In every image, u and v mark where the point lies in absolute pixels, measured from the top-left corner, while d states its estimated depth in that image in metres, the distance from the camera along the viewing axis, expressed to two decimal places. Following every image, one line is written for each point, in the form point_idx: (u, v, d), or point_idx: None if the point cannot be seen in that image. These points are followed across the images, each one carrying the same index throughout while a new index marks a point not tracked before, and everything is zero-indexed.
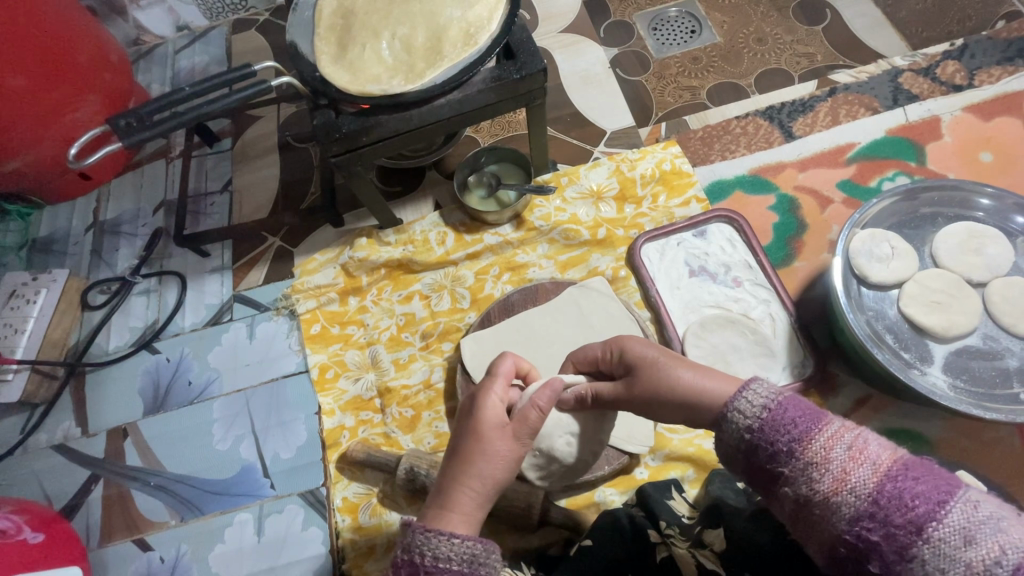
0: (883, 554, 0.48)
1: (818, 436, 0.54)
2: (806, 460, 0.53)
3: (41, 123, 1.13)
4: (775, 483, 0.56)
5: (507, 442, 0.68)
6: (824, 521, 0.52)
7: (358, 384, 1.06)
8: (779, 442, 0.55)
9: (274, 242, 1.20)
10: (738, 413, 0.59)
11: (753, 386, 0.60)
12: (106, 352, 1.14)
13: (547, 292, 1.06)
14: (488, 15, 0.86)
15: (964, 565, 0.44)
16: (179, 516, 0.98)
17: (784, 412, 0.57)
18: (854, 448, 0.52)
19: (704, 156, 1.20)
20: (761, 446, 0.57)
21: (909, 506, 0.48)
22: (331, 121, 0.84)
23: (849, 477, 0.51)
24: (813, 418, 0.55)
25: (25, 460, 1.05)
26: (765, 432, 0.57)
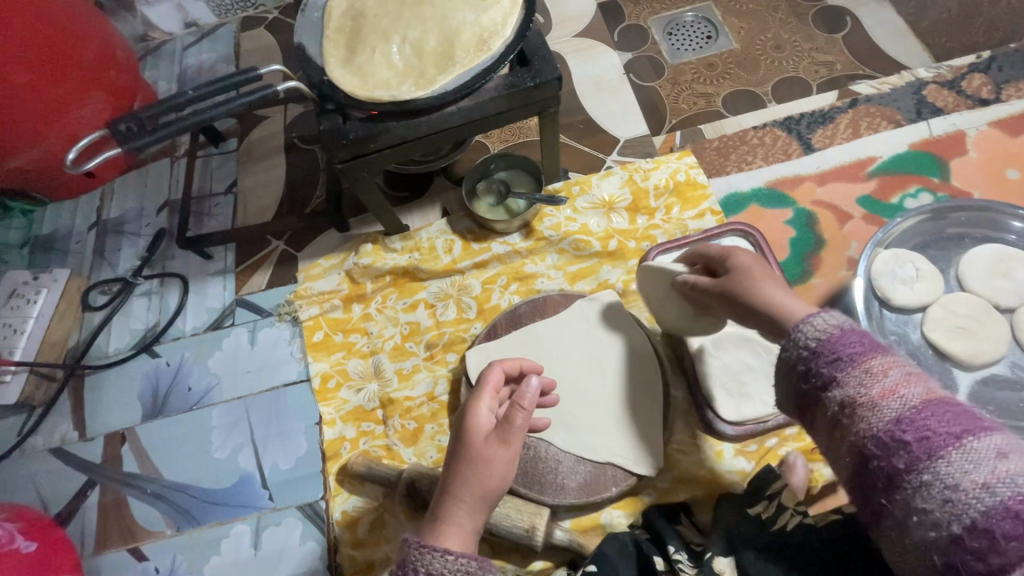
0: (913, 454, 0.50)
1: (880, 356, 0.55)
2: (865, 370, 0.55)
3: (44, 120, 1.11)
4: (823, 390, 0.57)
5: (498, 446, 0.68)
6: (862, 423, 0.53)
7: (359, 394, 1.03)
8: (841, 353, 0.57)
9: (277, 246, 1.18)
10: (804, 328, 0.60)
11: (826, 311, 0.61)
12: (105, 354, 1.12)
13: (555, 304, 1.03)
14: (501, 21, 0.83)
15: (987, 475, 0.46)
16: (175, 525, 0.96)
17: (855, 332, 0.58)
18: (911, 374, 0.54)
19: (719, 167, 1.17)
20: (821, 355, 0.58)
21: (951, 422, 0.49)
22: (338, 127, 0.81)
23: (901, 391, 0.53)
24: (878, 343, 0.57)
25: (22, 462, 1.04)
26: (827, 344, 0.58)
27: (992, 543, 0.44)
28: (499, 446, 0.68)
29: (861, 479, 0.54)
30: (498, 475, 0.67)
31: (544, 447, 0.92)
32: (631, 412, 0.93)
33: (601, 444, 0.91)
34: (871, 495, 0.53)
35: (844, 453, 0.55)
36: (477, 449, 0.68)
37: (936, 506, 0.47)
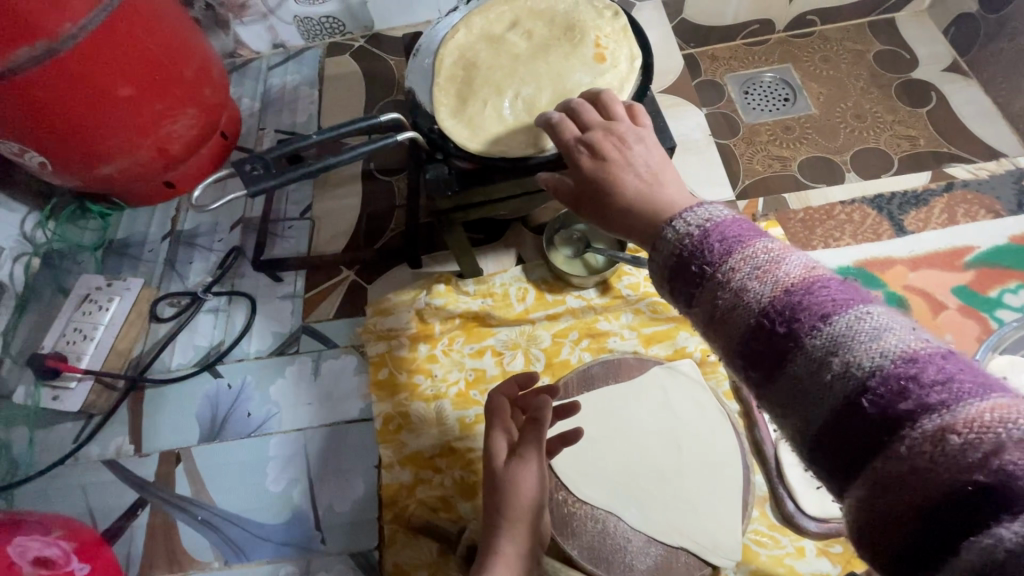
0: (766, 359, 0.44)
1: (733, 255, 0.46)
2: (717, 275, 0.46)
3: (139, 133, 1.13)
4: (683, 300, 0.50)
5: (518, 462, 0.74)
6: (721, 336, 0.47)
7: (420, 439, 1.00)
8: (696, 263, 0.48)
9: (348, 276, 1.17)
10: (667, 239, 0.51)
11: (692, 212, 0.51)
12: (168, 369, 1.11)
13: (630, 368, 1.00)
14: (618, 86, 0.82)
15: (830, 375, 0.41)
16: (223, 558, 0.94)
17: (712, 234, 0.48)
18: (766, 265, 0.45)
19: (805, 241, 1.14)
20: (679, 267, 0.49)
21: (799, 315, 0.42)
22: (443, 176, 0.79)
23: (748, 290, 0.45)
24: (733, 235, 0.47)
25: (76, 471, 1.03)
26: (684, 254, 0.49)
27: (845, 442, 0.41)
28: (519, 463, 0.73)
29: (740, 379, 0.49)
30: (528, 491, 0.73)
31: (613, 522, 0.88)
32: (706, 493, 0.89)
33: (674, 526, 0.87)
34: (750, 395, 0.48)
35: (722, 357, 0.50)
36: (501, 471, 0.74)
37: (797, 413, 0.43)
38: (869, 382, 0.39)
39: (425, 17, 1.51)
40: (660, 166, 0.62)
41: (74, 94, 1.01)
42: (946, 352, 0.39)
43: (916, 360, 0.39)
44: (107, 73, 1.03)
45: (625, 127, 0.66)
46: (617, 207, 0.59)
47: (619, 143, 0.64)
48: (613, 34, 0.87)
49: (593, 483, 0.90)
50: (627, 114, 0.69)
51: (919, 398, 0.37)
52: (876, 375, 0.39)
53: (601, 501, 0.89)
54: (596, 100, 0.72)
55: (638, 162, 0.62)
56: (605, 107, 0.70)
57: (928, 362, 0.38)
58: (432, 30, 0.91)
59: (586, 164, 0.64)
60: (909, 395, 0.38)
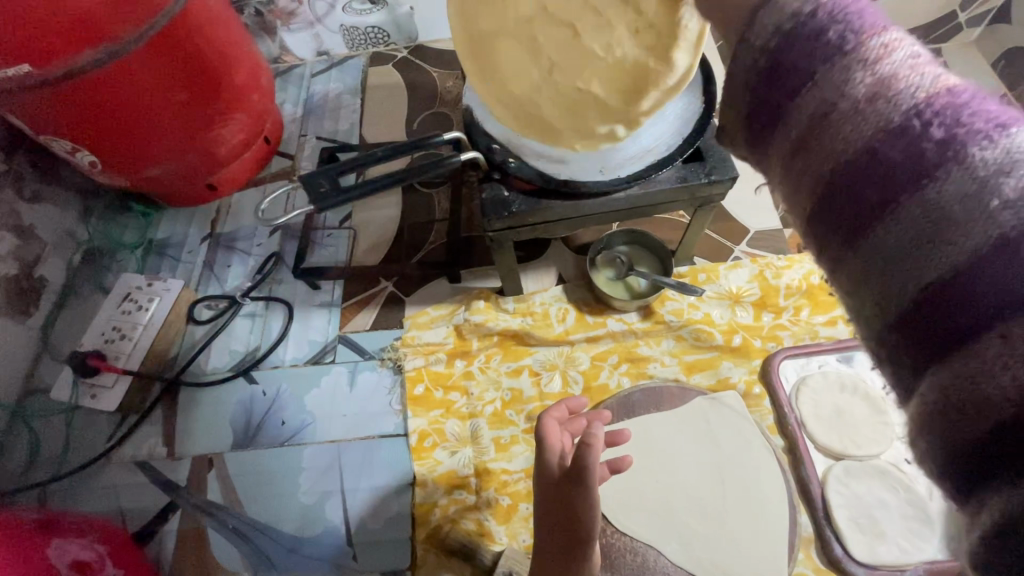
0: (893, 170, 0.34)
1: (884, 39, 0.36)
2: (854, 65, 0.36)
3: (188, 136, 1.15)
4: (786, 97, 0.39)
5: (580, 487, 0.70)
6: (838, 133, 0.36)
7: (454, 458, 0.99)
8: (834, 31, 0.36)
9: (385, 287, 1.16)
10: (785, 2, 0.38)
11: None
12: (203, 372, 1.11)
13: (672, 397, 0.99)
14: (679, 113, 0.79)
15: (985, 199, 0.32)
16: (253, 569, 0.93)
17: (857, 11, 0.37)
18: (919, 62, 0.35)
19: None
20: (807, 35, 0.37)
21: (955, 120, 0.33)
22: (501, 198, 0.81)
23: (897, 83, 0.35)
24: (867, 18, 0.36)
25: (108, 471, 1.03)
26: (821, 18, 0.37)
27: (973, 289, 0.32)
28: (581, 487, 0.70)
29: (822, 221, 0.39)
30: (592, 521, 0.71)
31: (652, 555, 0.86)
32: (749, 531, 0.86)
33: (716, 563, 0.84)
34: (831, 243, 0.39)
35: (807, 190, 0.39)
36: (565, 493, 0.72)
37: (913, 256, 0.34)
38: None
39: None
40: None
41: (131, 97, 1.02)
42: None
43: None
44: (161, 77, 1.04)
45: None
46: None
47: None
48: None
49: (632, 513, 0.88)
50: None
51: None
52: None
53: (640, 533, 0.87)
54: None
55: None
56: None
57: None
58: None
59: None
60: None
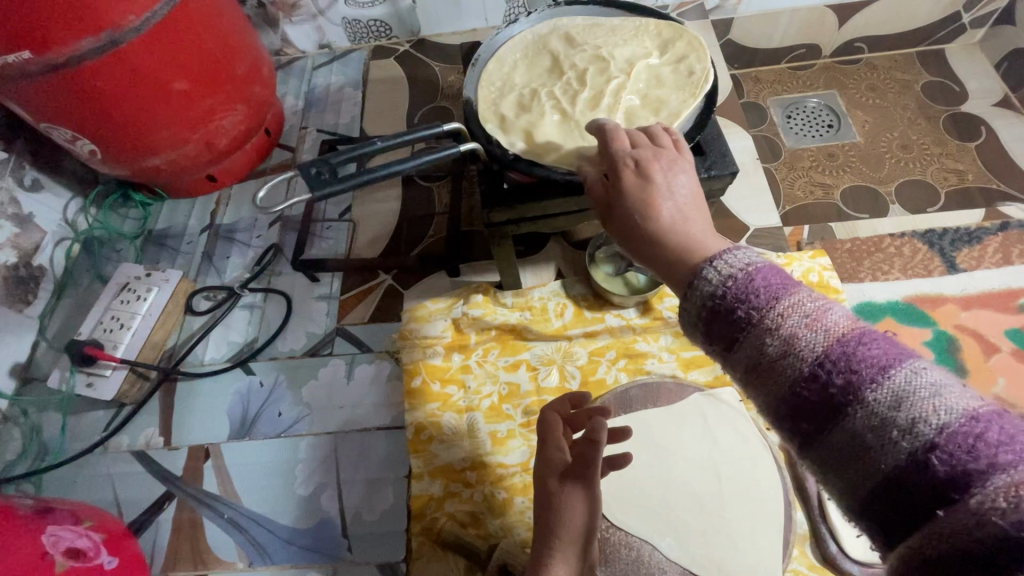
0: (816, 412, 0.40)
1: (780, 301, 0.42)
2: (762, 322, 0.42)
3: (189, 126, 1.14)
4: (718, 349, 0.45)
5: (574, 483, 0.74)
6: (769, 385, 0.42)
7: (451, 451, 0.98)
8: (739, 307, 0.43)
9: (384, 280, 1.16)
10: (699, 283, 0.46)
11: (728, 254, 0.47)
12: (200, 363, 1.11)
13: (669, 392, 0.99)
14: (695, 98, 0.80)
15: (893, 432, 0.37)
16: (248, 560, 0.92)
17: (753, 278, 0.44)
18: (815, 314, 0.41)
19: (852, 272, 1.11)
20: (721, 311, 0.44)
21: (855, 365, 0.39)
22: (500, 189, 0.79)
23: (798, 338, 0.41)
24: (764, 284, 0.43)
25: (104, 460, 1.03)
26: (732, 289, 0.44)
27: (902, 499, 0.37)
28: (575, 484, 0.74)
29: (778, 426, 0.44)
30: (584, 516, 0.72)
31: (648, 551, 0.85)
32: (746, 527, 0.86)
33: (712, 559, 0.84)
34: (790, 446, 0.44)
35: (761, 405, 0.45)
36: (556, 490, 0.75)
37: (850, 468, 0.39)
38: (934, 436, 0.36)
39: (472, 25, 1.50)
40: (696, 203, 0.58)
41: (132, 85, 1.02)
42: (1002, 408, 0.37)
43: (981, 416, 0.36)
44: (162, 68, 1.04)
45: (670, 155, 0.61)
46: (649, 235, 0.56)
47: (667, 166, 0.60)
48: (668, 62, 0.85)
49: (628, 507, 0.88)
50: (650, 142, 0.65)
51: (991, 458, 0.34)
52: (944, 431, 0.36)
53: (636, 528, 0.87)
54: (601, 130, 0.67)
55: (679, 192, 0.58)
56: (610, 135, 0.65)
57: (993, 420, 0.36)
58: (492, 39, 0.90)
59: (616, 180, 0.61)
60: (981, 455, 0.35)
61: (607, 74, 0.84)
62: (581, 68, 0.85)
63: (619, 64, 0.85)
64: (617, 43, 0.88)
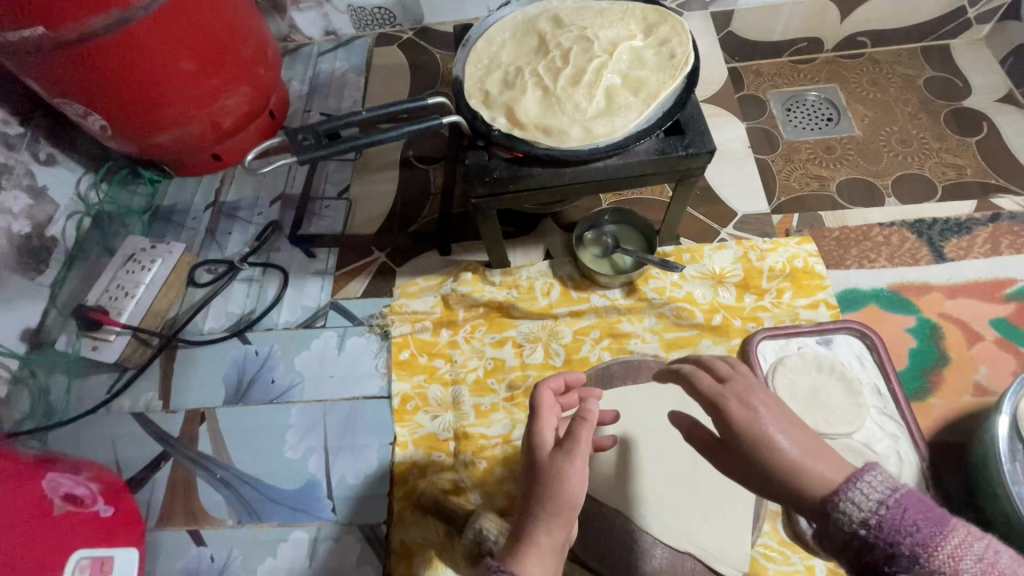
0: None
1: (944, 543, 0.47)
2: (930, 563, 0.47)
3: (196, 106, 1.19)
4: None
5: (564, 457, 0.67)
6: None
7: (435, 422, 1.02)
8: (900, 544, 0.47)
9: (378, 257, 1.19)
10: (848, 510, 0.50)
11: (866, 477, 0.51)
12: (200, 332, 1.15)
13: (650, 370, 1.00)
14: (675, 79, 0.82)
15: None
16: (236, 517, 0.96)
17: (906, 509, 0.48)
18: (986, 560, 0.46)
19: (838, 259, 1.12)
20: (880, 547, 0.48)
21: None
22: (483, 164, 0.82)
23: None
24: (926, 523, 0.48)
25: (106, 421, 1.08)
26: (889, 521, 0.48)
27: None
28: (566, 457, 0.67)
29: None
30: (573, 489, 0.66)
31: (621, 521, 0.88)
32: (719, 501, 0.88)
33: (682, 530, 0.86)
34: None
35: None
36: (545, 464, 0.68)
37: None
38: None
39: (475, 14, 1.53)
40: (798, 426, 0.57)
41: (141, 64, 1.07)
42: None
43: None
44: (170, 46, 1.08)
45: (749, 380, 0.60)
46: (782, 483, 0.54)
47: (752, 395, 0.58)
48: (651, 45, 0.87)
49: (603, 478, 0.90)
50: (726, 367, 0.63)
51: None
52: None
53: (610, 499, 0.89)
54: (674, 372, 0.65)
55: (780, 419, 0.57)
56: (689, 380, 0.62)
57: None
58: (483, 21, 0.93)
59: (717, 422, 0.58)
60: None
61: (591, 53, 0.85)
62: (566, 47, 0.86)
63: (603, 44, 0.87)
64: (603, 25, 0.89)
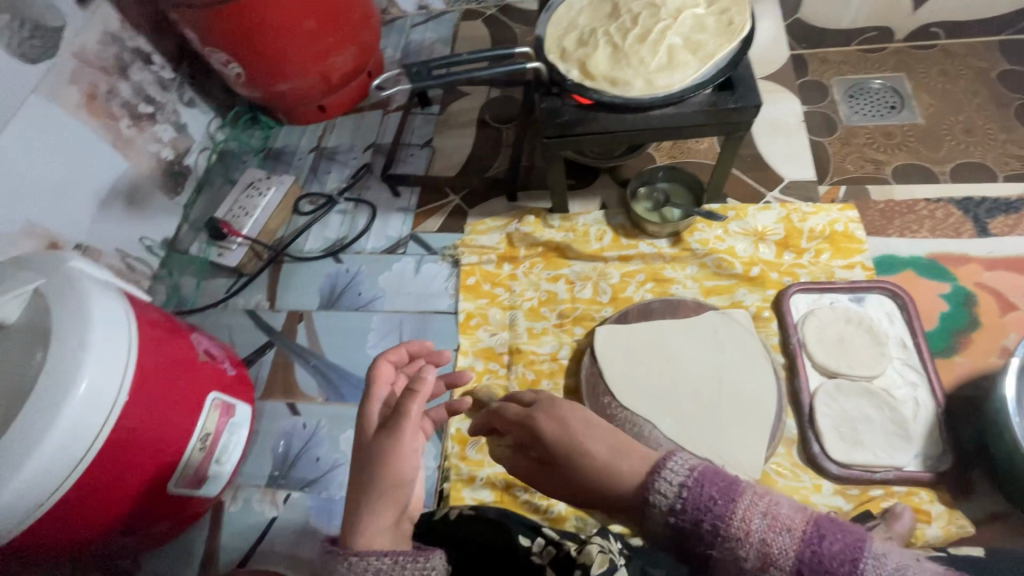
0: None
1: (733, 509, 0.60)
2: (728, 529, 0.59)
3: (312, 60, 1.40)
4: (699, 556, 0.63)
5: (385, 437, 0.69)
6: None
7: (493, 337, 1.18)
8: (703, 520, 0.61)
9: (452, 199, 1.37)
10: (660, 500, 0.66)
11: (669, 466, 0.68)
12: (301, 251, 1.37)
13: (688, 309, 1.11)
14: (733, 40, 0.94)
15: None
16: (325, 395, 1.16)
17: (699, 484, 0.64)
18: (767, 515, 0.58)
19: (880, 228, 1.18)
20: (686, 528, 0.63)
21: (819, 556, 0.54)
22: (555, 108, 0.97)
23: (764, 539, 0.57)
24: (714, 497, 0.62)
25: (224, 314, 1.31)
26: (688, 500, 0.63)
27: None
28: (387, 434, 0.69)
29: None
30: (400, 461, 0.67)
31: (649, 429, 1.00)
32: (735, 417, 0.99)
33: (704, 440, 0.98)
34: None
35: None
36: (369, 444, 0.70)
37: None
38: None
39: None
40: (594, 429, 0.82)
41: (275, 21, 1.28)
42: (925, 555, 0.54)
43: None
44: (300, 7, 1.29)
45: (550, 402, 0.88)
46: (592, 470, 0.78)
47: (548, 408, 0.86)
48: (713, 13, 0.98)
49: (639, 395, 1.03)
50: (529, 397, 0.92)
51: None
52: None
53: (640, 409, 1.02)
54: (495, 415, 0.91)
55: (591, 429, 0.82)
56: (502, 412, 0.90)
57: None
58: None
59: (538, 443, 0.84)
60: None
61: (657, 17, 0.98)
62: (636, 12, 0.99)
63: (670, 11, 0.99)
64: None
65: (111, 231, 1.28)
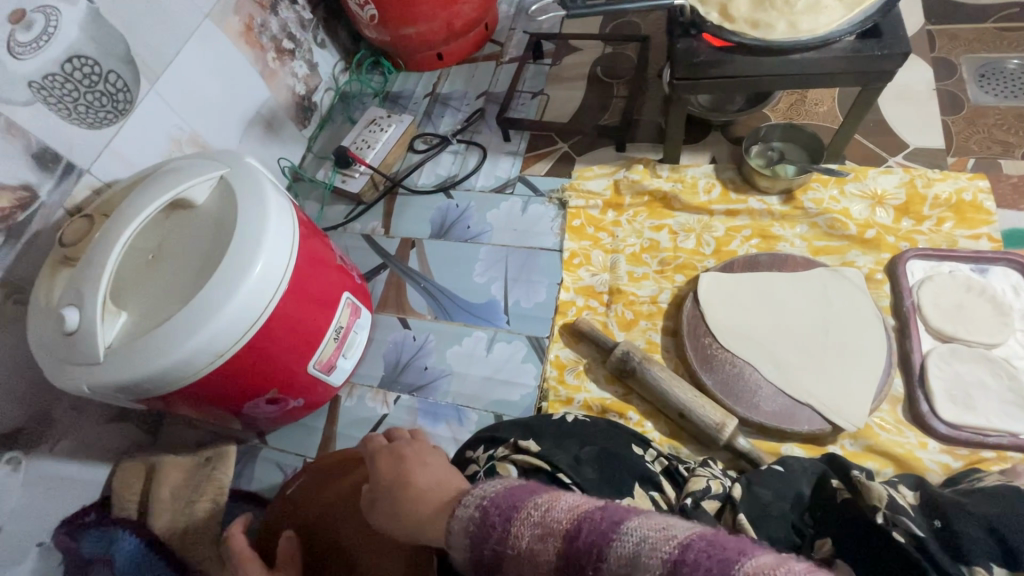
0: None
1: (514, 528, 0.52)
2: (507, 550, 0.52)
3: (442, 6, 1.48)
4: None
5: None
6: None
7: (594, 277, 1.23)
8: (488, 547, 0.53)
9: (561, 147, 1.42)
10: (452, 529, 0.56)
11: (464, 499, 0.57)
12: (415, 185, 1.47)
13: (796, 264, 1.12)
14: None
15: None
16: (434, 314, 1.25)
17: (486, 514, 0.54)
18: (542, 523, 0.51)
19: (1011, 202, 1.14)
20: (481, 558, 0.54)
21: (577, 553, 0.48)
22: (690, 49, 0.98)
23: (541, 550, 0.50)
24: (497, 524, 0.53)
25: (343, 237, 1.43)
26: (478, 530, 0.54)
27: None
28: None
29: None
30: None
31: (749, 371, 1.03)
32: (841, 368, 1.00)
33: (805, 387, 1.00)
34: None
35: None
36: None
37: None
38: None
39: None
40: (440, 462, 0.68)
41: None
42: (693, 541, 0.45)
43: (686, 558, 0.44)
44: None
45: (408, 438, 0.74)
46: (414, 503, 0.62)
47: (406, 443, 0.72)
48: None
49: (740, 339, 1.05)
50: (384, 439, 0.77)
51: None
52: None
53: (741, 351, 1.04)
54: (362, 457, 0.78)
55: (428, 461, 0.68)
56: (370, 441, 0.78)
57: (692, 556, 0.44)
58: None
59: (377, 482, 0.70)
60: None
61: None
62: None
63: None
64: None
65: (252, 153, 1.41)
